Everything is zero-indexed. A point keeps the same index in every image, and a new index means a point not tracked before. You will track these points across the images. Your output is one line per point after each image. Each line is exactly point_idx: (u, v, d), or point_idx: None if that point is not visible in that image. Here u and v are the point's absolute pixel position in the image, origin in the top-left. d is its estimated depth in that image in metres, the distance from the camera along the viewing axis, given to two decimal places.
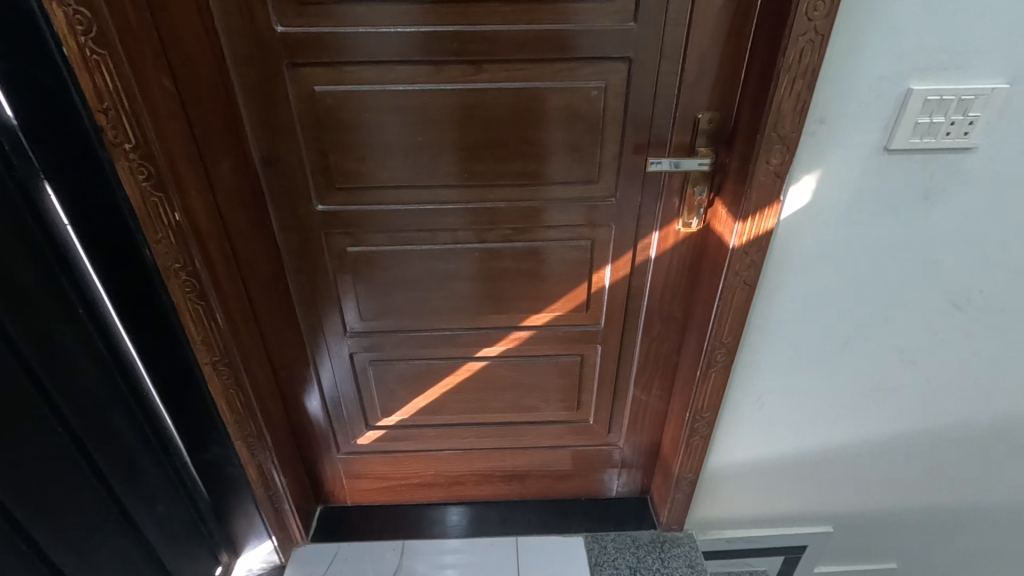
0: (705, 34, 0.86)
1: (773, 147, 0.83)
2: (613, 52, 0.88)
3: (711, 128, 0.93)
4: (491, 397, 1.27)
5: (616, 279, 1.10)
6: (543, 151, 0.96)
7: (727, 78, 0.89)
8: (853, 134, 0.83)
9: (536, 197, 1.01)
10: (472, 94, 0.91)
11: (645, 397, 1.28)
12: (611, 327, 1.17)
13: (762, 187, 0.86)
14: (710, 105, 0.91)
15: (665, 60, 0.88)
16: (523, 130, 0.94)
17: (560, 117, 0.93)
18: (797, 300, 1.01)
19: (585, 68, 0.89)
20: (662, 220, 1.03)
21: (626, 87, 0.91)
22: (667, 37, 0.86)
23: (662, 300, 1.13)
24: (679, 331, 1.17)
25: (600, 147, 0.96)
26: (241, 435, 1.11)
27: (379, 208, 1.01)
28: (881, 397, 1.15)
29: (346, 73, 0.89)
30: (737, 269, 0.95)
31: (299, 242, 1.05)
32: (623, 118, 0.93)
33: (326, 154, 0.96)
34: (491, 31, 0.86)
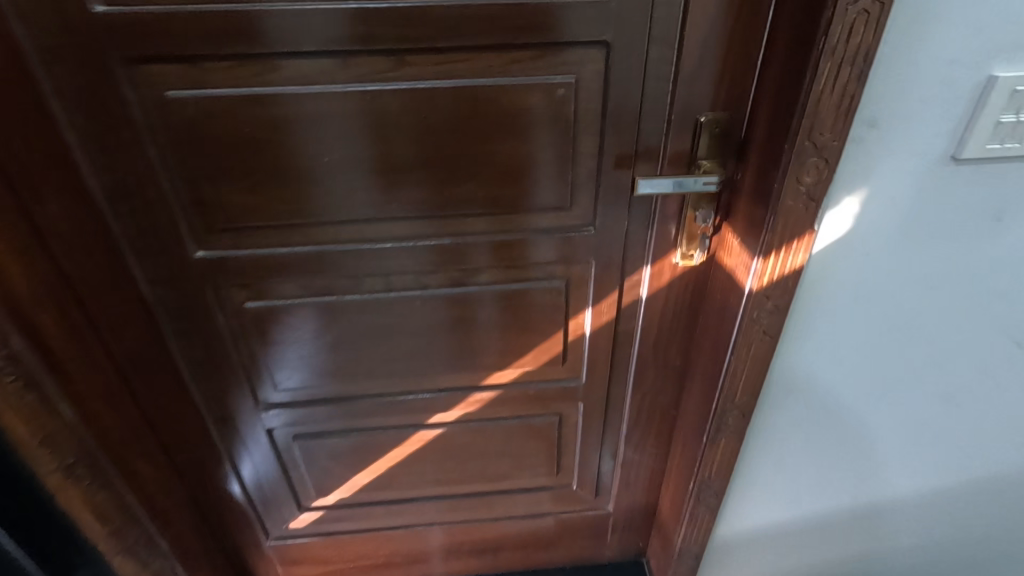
0: (708, 9, 0.62)
1: (809, 160, 0.60)
2: (584, 35, 0.63)
3: (717, 133, 0.70)
4: (451, 467, 1.03)
5: (598, 325, 0.87)
6: (498, 171, 0.72)
7: (738, 67, 0.66)
8: (912, 140, 0.61)
9: (491, 229, 0.77)
10: (393, 96, 0.66)
11: (638, 456, 1.06)
12: (595, 380, 0.94)
13: (790, 214, 0.64)
14: (715, 104, 0.68)
15: (654, 45, 0.64)
16: (468, 144, 0.70)
17: (517, 125, 0.69)
18: (828, 348, 0.80)
19: (545, 58, 0.65)
20: (655, 252, 0.80)
21: (604, 84, 0.67)
22: (657, 13, 0.63)
23: (656, 346, 0.90)
24: (677, 382, 0.95)
25: (573, 164, 0.72)
26: (123, 551, 0.84)
27: (283, 251, 0.75)
28: (923, 451, 0.95)
29: (209, 72, 0.62)
30: (755, 316, 0.73)
31: (177, 300, 0.77)
32: (602, 124, 0.70)
33: (196, 183, 0.69)
34: (410, 8, 0.61)
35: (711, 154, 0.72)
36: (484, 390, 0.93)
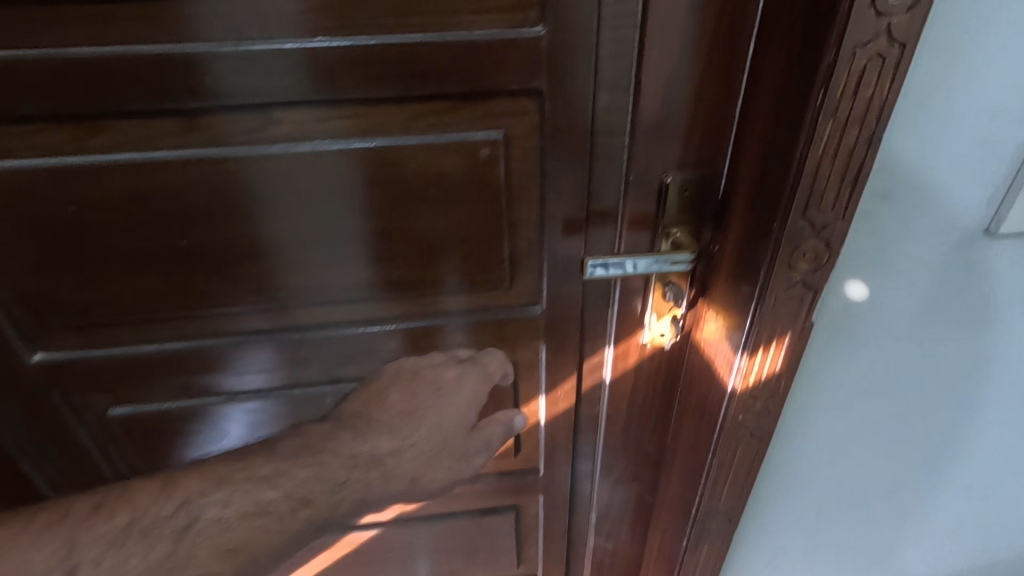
0: (668, 46, 0.48)
1: (809, 242, 0.46)
2: (510, 81, 0.49)
3: (687, 197, 0.56)
4: (393, 568, 0.88)
5: (554, 413, 0.73)
6: (415, 249, 0.57)
7: (710, 119, 0.52)
8: (934, 216, 0.47)
9: (414, 314, 0.62)
10: (266, 163, 0.50)
11: (611, 546, 0.91)
12: (556, 471, 0.80)
13: (779, 304, 0.50)
14: (683, 163, 0.54)
15: (602, 93, 0.50)
16: (373, 217, 0.54)
17: (435, 193, 0.54)
18: (829, 446, 0.66)
19: (463, 111, 0.50)
20: (618, 333, 0.66)
21: (543, 141, 0.52)
22: (603, 51, 0.48)
23: (626, 432, 0.76)
24: (652, 468, 0.81)
25: (508, 237, 0.58)
26: None
27: (149, 349, 0.59)
28: (947, 551, 0.80)
29: (12, 138, 0.47)
30: (739, 417, 0.59)
31: (17, 412, 0.61)
32: (542, 190, 0.55)
33: (19, 275, 0.53)
34: (272, 50, 0.45)
35: (681, 222, 0.57)
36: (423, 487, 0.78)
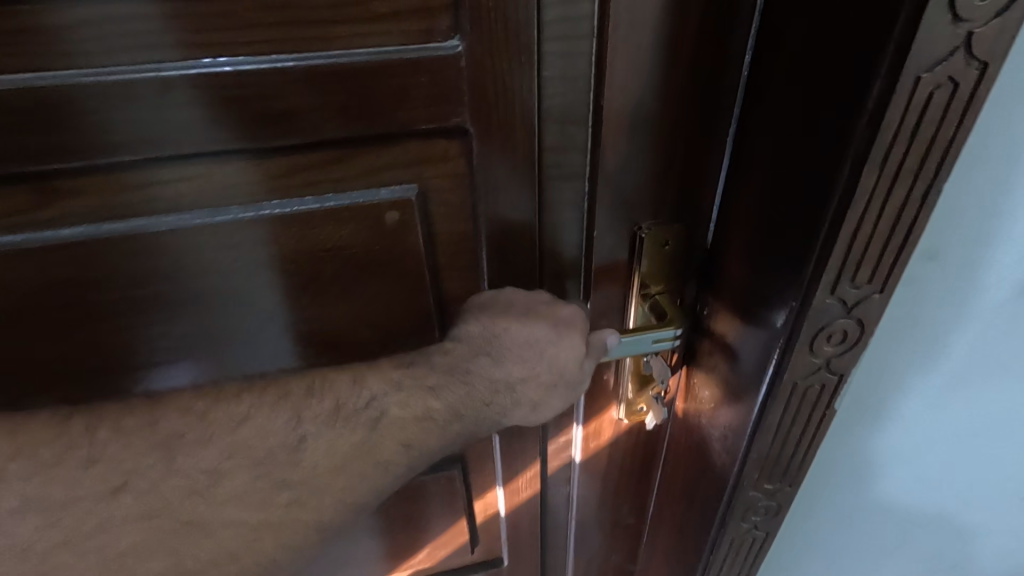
0: (636, 61, 0.35)
1: (838, 322, 0.35)
2: (418, 117, 0.34)
3: (666, 253, 0.43)
4: None
5: (516, 503, 0.60)
6: (307, 350, 0.41)
7: (693, 155, 0.39)
8: (984, 274, 0.37)
9: None
10: (52, 256, 0.33)
11: None
12: (524, 557, 0.67)
13: (797, 391, 0.39)
14: (660, 210, 0.41)
15: (550, 128, 0.36)
16: (240, 318, 0.38)
17: (328, 279, 0.38)
18: (845, 528, 0.55)
19: (355, 164, 0.35)
20: (587, 410, 0.53)
21: (474, 194, 0.38)
22: (548, 70, 0.34)
23: (601, 512, 0.64)
24: (632, 542, 0.70)
25: (438, 321, 0.43)
26: None
27: None
28: None
29: None
30: (742, 516, 0.47)
31: None
32: (479, 256, 0.41)
33: None
34: (29, 88, 0.28)
35: (660, 286, 0.44)
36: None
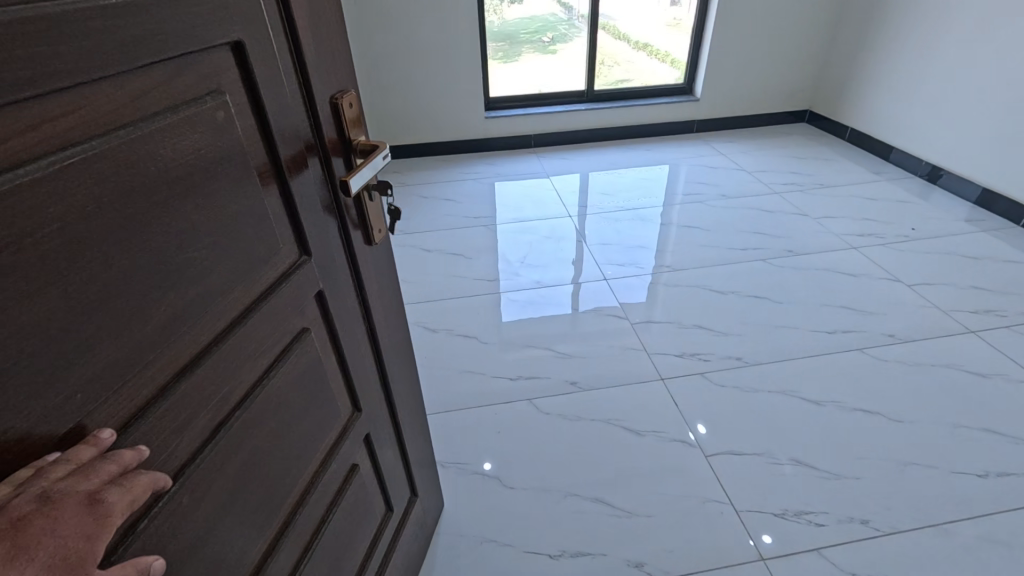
0: (313, 14, 0.85)
1: None
2: (212, 35, 0.69)
3: (352, 113, 0.98)
4: (323, 470, 1.13)
5: (348, 291, 1.10)
6: (229, 184, 0.76)
7: (338, 61, 0.94)
8: None
9: (254, 247, 0.83)
10: (106, 144, 0.59)
11: (401, 374, 1.43)
12: (365, 334, 1.20)
13: None
14: (339, 89, 0.95)
15: (279, 51, 0.80)
16: (179, 167, 0.69)
17: (211, 138, 0.72)
18: None
19: (191, 62, 0.68)
20: (356, 213, 1.07)
21: (215, 148, 0.73)
22: (268, 14, 0.76)
23: (375, 299, 1.21)
24: (394, 329, 1.33)
25: (264, 193, 0.83)
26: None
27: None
28: None
29: None
30: None
31: None
32: (268, 139, 0.81)
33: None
34: (50, 26, 0.51)
35: (357, 134, 1.01)
36: (296, 484, 1.06)
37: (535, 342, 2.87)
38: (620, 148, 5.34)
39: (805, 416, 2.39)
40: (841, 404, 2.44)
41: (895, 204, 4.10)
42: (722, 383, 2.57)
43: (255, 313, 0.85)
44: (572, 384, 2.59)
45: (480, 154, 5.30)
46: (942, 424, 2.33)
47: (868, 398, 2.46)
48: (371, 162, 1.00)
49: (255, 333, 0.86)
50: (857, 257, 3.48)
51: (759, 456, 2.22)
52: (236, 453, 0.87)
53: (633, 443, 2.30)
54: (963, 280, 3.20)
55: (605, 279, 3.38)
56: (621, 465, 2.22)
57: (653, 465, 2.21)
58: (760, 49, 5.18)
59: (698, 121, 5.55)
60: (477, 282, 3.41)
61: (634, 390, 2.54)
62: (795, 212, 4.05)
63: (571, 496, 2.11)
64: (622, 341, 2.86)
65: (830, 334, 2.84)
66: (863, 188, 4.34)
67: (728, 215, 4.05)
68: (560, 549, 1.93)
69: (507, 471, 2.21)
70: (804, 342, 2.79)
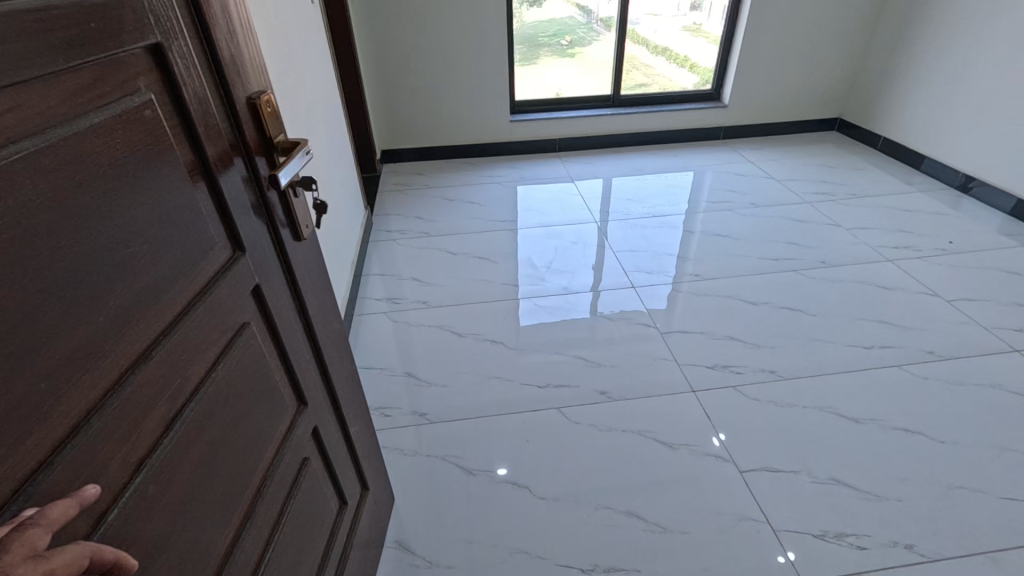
0: (225, 21, 0.93)
1: None
2: (132, 37, 0.75)
3: (270, 114, 1.07)
4: (274, 456, 1.19)
5: (280, 286, 1.17)
6: (167, 179, 0.82)
7: (249, 66, 1.02)
8: None
9: (195, 241, 0.88)
10: (60, 134, 0.64)
11: (340, 367, 1.50)
12: (299, 327, 1.26)
13: None
14: (254, 92, 1.03)
15: (195, 54, 0.87)
16: (125, 159, 0.74)
17: (145, 134, 0.78)
18: None
19: (118, 62, 0.73)
20: (283, 210, 1.14)
21: (146, 144, 0.78)
22: (181, 20, 0.83)
23: (308, 294, 1.28)
24: (329, 322, 1.41)
25: (195, 189, 0.89)
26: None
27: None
28: None
29: None
30: None
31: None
32: (195, 138, 0.88)
33: None
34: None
35: (277, 134, 1.10)
36: (252, 475, 1.10)
37: (556, 348, 2.85)
38: (646, 153, 5.28)
39: (842, 435, 2.29)
40: (869, 421, 2.35)
41: (932, 216, 3.94)
42: (757, 397, 2.50)
43: (199, 306, 0.90)
44: (601, 394, 2.55)
45: (505, 157, 5.32)
46: (979, 445, 2.22)
47: (908, 417, 2.35)
48: (293, 159, 1.09)
49: (205, 321, 0.92)
50: (891, 270, 3.35)
51: (797, 474, 2.15)
52: (196, 443, 0.91)
53: (667, 457, 2.25)
54: (1006, 295, 3.05)
55: (632, 286, 3.34)
56: (655, 479, 2.17)
57: (687, 480, 2.16)
58: (788, 56, 5.06)
59: (725, 128, 5.45)
60: (494, 285, 3.41)
61: (666, 402, 2.49)
62: (828, 222, 3.93)
63: (604, 509, 2.08)
64: (649, 350, 2.81)
65: (869, 350, 2.72)
66: (899, 198, 4.19)
67: (760, 224, 3.95)
68: (592, 563, 1.90)
69: (535, 480, 2.19)
70: (834, 357, 2.69)
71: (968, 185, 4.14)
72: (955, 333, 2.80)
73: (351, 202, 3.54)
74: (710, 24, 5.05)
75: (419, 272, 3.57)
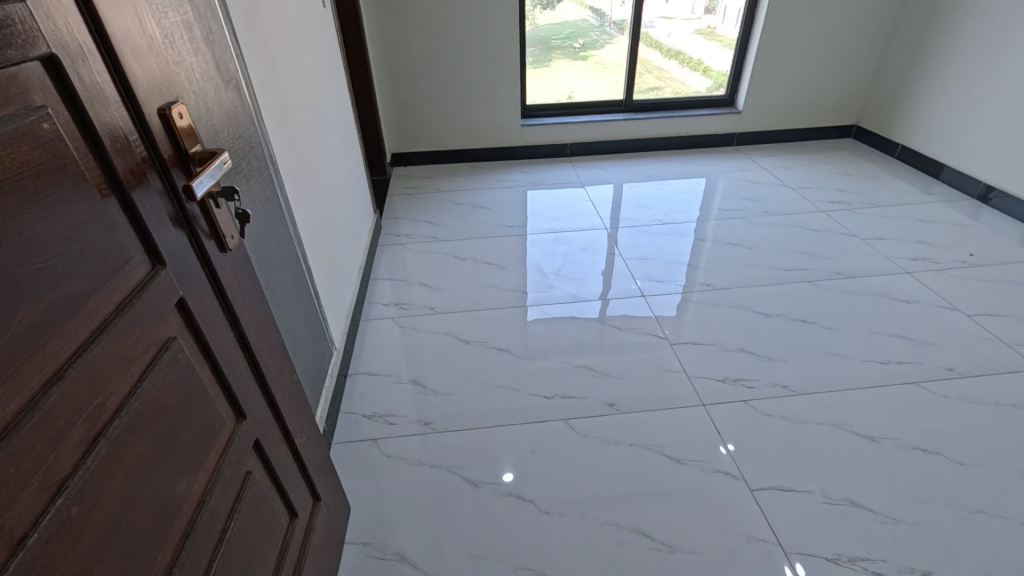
0: (122, 33, 0.92)
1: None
2: (25, 52, 0.74)
3: (184, 126, 1.06)
4: (216, 470, 1.18)
5: (211, 302, 1.16)
6: (70, 196, 0.81)
7: (154, 78, 1.02)
8: None
9: (108, 259, 0.88)
10: None
11: (284, 381, 1.49)
12: (234, 342, 1.25)
13: None
14: (162, 104, 1.02)
15: (96, 67, 0.86)
16: (23, 177, 0.74)
17: (46, 151, 0.77)
18: None
19: (12, 77, 0.73)
20: (208, 223, 1.13)
21: (45, 161, 0.77)
22: (78, 35, 0.82)
23: (241, 306, 1.27)
24: (266, 332, 1.38)
25: (104, 205, 0.88)
26: None
27: None
28: None
29: None
30: None
31: None
32: (102, 153, 0.87)
33: None
34: None
35: (192, 146, 1.09)
36: (190, 492, 1.10)
37: (563, 357, 2.82)
38: (659, 159, 5.23)
39: (854, 454, 2.23)
40: (881, 440, 2.28)
41: (950, 227, 3.84)
42: (769, 412, 2.44)
43: (115, 323, 0.90)
44: (608, 406, 2.51)
45: (515, 162, 5.29)
46: (999, 468, 2.15)
47: (923, 436, 2.29)
48: (208, 170, 1.08)
49: (125, 337, 0.91)
50: (909, 282, 3.27)
51: (809, 494, 2.09)
52: (121, 461, 0.90)
53: (676, 472, 2.20)
54: None
55: (642, 295, 3.29)
56: (662, 495, 2.13)
57: (696, 497, 2.11)
58: (802, 60, 4.98)
59: (739, 135, 5.38)
60: (502, 292, 3.37)
61: (675, 416, 2.44)
62: (843, 232, 3.85)
63: (610, 525, 2.03)
64: (658, 360, 2.77)
65: (886, 366, 2.65)
66: (918, 209, 4.10)
67: (773, 233, 3.88)
68: None
69: (540, 494, 2.15)
70: (847, 372, 2.63)
71: (988, 196, 4.04)
72: (975, 349, 2.73)
73: (360, 206, 3.53)
74: (724, 27, 4.99)
75: (426, 277, 3.55)
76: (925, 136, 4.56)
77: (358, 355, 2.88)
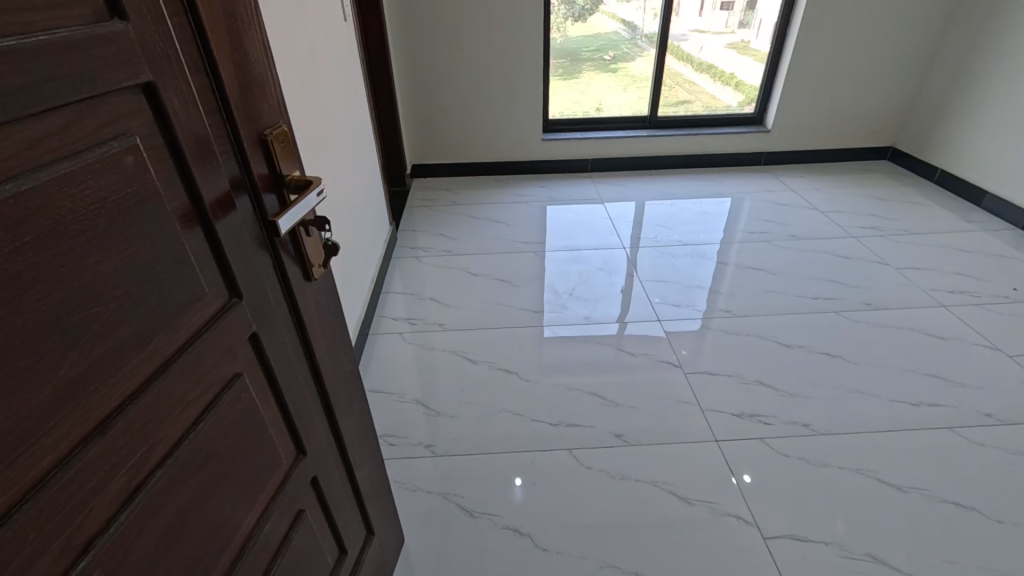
0: (232, 49, 0.86)
1: None
2: (121, 76, 0.69)
3: (282, 147, 1.00)
4: (263, 510, 1.13)
5: (283, 335, 1.10)
6: (150, 230, 0.76)
7: (263, 94, 0.96)
8: None
9: (181, 295, 0.84)
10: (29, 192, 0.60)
11: (351, 414, 1.43)
12: (302, 374, 1.19)
13: None
14: (265, 125, 0.96)
15: (196, 88, 0.80)
16: (100, 214, 0.69)
17: (129, 182, 0.73)
18: None
19: (105, 105, 0.68)
20: (292, 250, 1.08)
21: (125, 194, 0.72)
22: (181, 54, 0.77)
23: (317, 336, 1.22)
24: (340, 363, 1.34)
25: (185, 236, 0.83)
26: None
27: None
28: None
29: None
30: None
31: None
32: (188, 179, 0.82)
33: None
34: None
35: (288, 170, 1.03)
36: (233, 536, 1.05)
37: (570, 383, 2.72)
38: (679, 178, 5.11)
39: (879, 504, 2.09)
40: (905, 489, 2.13)
41: (991, 259, 3.62)
42: (786, 452, 2.31)
43: (177, 364, 0.85)
44: (615, 437, 2.41)
45: (535, 176, 5.24)
46: None
47: (955, 489, 2.13)
48: (305, 199, 1.02)
49: (184, 378, 0.87)
50: (944, 318, 3.08)
51: (825, 545, 1.95)
52: (160, 513, 0.85)
53: (682, 511, 2.09)
54: None
55: (657, 319, 3.18)
56: (666, 535, 2.02)
57: (701, 542, 1.99)
58: (841, 77, 4.81)
59: (767, 153, 5.23)
60: (514, 311, 3.30)
61: (687, 452, 2.32)
62: (874, 260, 3.67)
63: (608, 568, 1.92)
64: (671, 391, 2.65)
65: (915, 409, 2.48)
66: (956, 238, 3.88)
67: (799, 259, 3.73)
68: None
69: (538, 529, 2.06)
70: (866, 410, 2.49)
71: None
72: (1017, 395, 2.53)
73: (375, 217, 3.53)
74: (759, 42, 4.86)
75: (440, 292, 3.51)
76: (970, 159, 4.32)
77: (368, 371, 2.84)
